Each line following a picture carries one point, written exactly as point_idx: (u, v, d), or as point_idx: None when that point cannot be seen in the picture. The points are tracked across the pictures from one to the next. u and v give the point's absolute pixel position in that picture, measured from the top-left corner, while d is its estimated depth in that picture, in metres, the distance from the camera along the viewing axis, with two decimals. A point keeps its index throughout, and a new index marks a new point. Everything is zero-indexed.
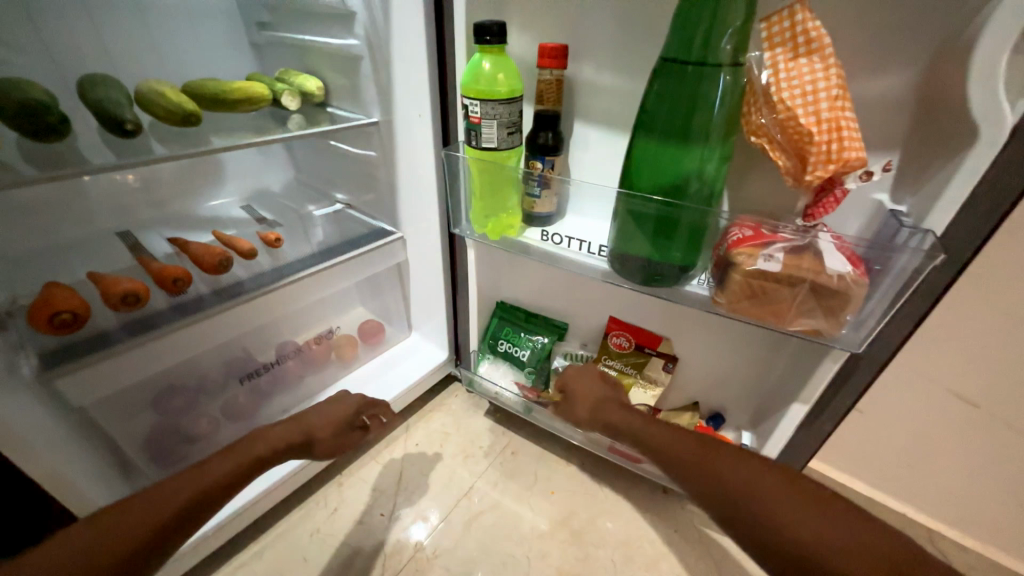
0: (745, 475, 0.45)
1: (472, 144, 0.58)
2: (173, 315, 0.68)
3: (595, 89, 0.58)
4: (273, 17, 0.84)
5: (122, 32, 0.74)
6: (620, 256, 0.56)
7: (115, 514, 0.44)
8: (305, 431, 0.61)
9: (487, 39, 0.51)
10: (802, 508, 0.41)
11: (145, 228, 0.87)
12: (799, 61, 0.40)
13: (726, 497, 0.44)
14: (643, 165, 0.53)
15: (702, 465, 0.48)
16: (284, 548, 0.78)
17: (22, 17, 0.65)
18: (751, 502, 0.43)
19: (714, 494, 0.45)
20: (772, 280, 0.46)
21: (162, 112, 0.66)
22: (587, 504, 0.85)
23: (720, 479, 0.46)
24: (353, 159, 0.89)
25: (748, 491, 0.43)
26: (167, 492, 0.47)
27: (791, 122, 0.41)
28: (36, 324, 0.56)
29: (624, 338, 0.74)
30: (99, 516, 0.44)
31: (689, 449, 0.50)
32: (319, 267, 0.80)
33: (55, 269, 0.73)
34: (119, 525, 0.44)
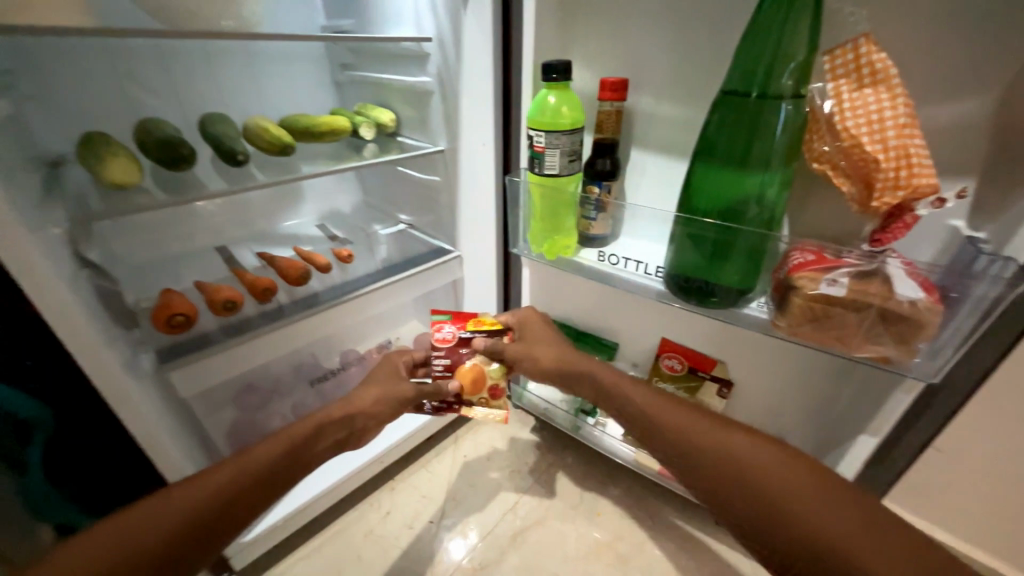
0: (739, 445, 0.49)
1: (534, 171, 0.62)
2: (261, 321, 0.77)
3: (653, 119, 0.61)
4: (355, 59, 0.94)
5: (233, 76, 0.87)
6: (676, 277, 0.57)
7: (193, 485, 0.49)
8: (350, 411, 0.63)
9: (554, 77, 0.56)
10: (793, 471, 0.47)
11: (237, 244, 0.98)
12: (865, 91, 0.41)
13: (727, 474, 0.48)
14: (701, 191, 0.55)
15: (703, 454, 0.50)
16: (340, 545, 0.83)
17: (160, 68, 0.78)
18: (748, 471, 0.47)
19: (708, 467, 0.49)
20: (836, 304, 0.46)
21: (264, 144, 0.76)
22: (634, 529, 0.84)
23: (713, 461, 0.49)
24: (417, 183, 0.97)
25: (745, 463, 0.48)
26: (223, 473, 0.50)
27: (856, 150, 0.42)
28: (157, 324, 0.66)
29: (676, 360, 0.74)
30: (166, 493, 0.48)
31: (678, 420, 0.53)
32: (385, 282, 0.86)
33: (166, 278, 0.84)
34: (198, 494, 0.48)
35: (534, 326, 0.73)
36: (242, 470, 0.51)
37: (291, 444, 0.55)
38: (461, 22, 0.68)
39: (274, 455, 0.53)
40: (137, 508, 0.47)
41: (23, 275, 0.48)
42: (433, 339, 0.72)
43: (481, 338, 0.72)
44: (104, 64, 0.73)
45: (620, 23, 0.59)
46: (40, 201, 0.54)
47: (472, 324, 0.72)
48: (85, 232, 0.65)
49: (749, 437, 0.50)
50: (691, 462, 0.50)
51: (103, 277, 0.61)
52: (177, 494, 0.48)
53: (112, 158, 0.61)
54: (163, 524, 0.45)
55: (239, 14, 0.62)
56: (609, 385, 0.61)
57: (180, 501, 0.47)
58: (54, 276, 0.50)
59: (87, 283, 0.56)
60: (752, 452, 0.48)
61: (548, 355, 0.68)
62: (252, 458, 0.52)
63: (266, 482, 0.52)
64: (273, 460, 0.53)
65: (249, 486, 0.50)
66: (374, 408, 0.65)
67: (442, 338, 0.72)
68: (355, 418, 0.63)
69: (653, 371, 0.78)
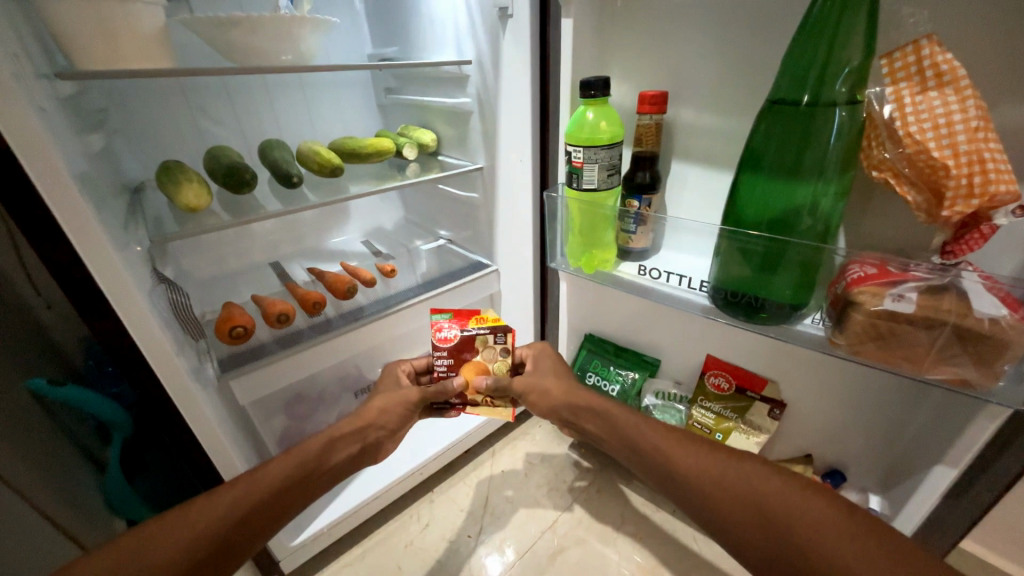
0: (742, 476, 0.47)
1: (572, 186, 0.62)
2: (311, 333, 0.81)
3: (694, 131, 0.60)
4: (399, 83, 0.99)
5: (289, 104, 0.93)
6: (722, 291, 0.55)
7: (227, 490, 0.50)
8: (361, 424, 0.65)
9: (592, 93, 0.56)
10: (802, 500, 0.43)
11: (289, 260, 1.04)
12: (929, 94, 0.39)
13: (751, 511, 0.44)
14: (748, 202, 0.53)
15: (721, 491, 0.46)
16: (381, 555, 0.84)
17: (227, 100, 0.86)
18: (751, 502, 0.45)
19: (727, 508, 0.45)
20: (904, 322, 0.43)
21: (317, 166, 0.81)
22: (680, 555, 0.80)
23: (733, 496, 0.46)
24: (456, 199, 1.00)
25: (745, 492, 0.45)
26: (242, 487, 0.51)
27: (921, 156, 0.39)
28: (220, 335, 0.71)
29: (723, 378, 0.71)
30: (188, 506, 0.48)
31: (676, 450, 0.51)
32: (425, 296, 0.89)
33: (227, 293, 0.91)
34: (229, 499, 0.50)
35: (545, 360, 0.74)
36: (262, 484, 0.52)
37: (307, 458, 0.57)
38: (500, 44, 0.70)
39: (291, 469, 0.55)
40: (155, 523, 0.47)
41: (111, 292, 0.53)
42: (434, 340, 0.72)
43: (483, 333, 0.72)
44: (180, 100, 0.81)
45: (659, 37, 0.59)
46: (125, 224, 0.60)
47: (474, 320, 0.73)
48: (161, 251, 0.71)
49: (754, 467, 0.47)
50: (693, 499, 0.48)
51: (176, 292, 0.66)
52: (198, 507, 0.48)
53: (186, 184, 0.67)
54: (183, 537, 0.46)
55: (298, 49, 0.67)
56: (614, 418, 0.59)
57: (201, 514, 0.48)
58: (136, 292, 0.55)
59: (163, 297, 0.62)
60: (757, 481, 0.46)
61: (557, 390, 0.67)
62: (270, 473, 0.53)
63: (283, 497, 0.53)
64: (289, 474, 0.54)
65: (268, 500, 0.52)
66: (380, 418, 0.67)
67: (443, 337, 0.72)
68: (366, 431, 0.65)
69: (698, 390, 0.75)
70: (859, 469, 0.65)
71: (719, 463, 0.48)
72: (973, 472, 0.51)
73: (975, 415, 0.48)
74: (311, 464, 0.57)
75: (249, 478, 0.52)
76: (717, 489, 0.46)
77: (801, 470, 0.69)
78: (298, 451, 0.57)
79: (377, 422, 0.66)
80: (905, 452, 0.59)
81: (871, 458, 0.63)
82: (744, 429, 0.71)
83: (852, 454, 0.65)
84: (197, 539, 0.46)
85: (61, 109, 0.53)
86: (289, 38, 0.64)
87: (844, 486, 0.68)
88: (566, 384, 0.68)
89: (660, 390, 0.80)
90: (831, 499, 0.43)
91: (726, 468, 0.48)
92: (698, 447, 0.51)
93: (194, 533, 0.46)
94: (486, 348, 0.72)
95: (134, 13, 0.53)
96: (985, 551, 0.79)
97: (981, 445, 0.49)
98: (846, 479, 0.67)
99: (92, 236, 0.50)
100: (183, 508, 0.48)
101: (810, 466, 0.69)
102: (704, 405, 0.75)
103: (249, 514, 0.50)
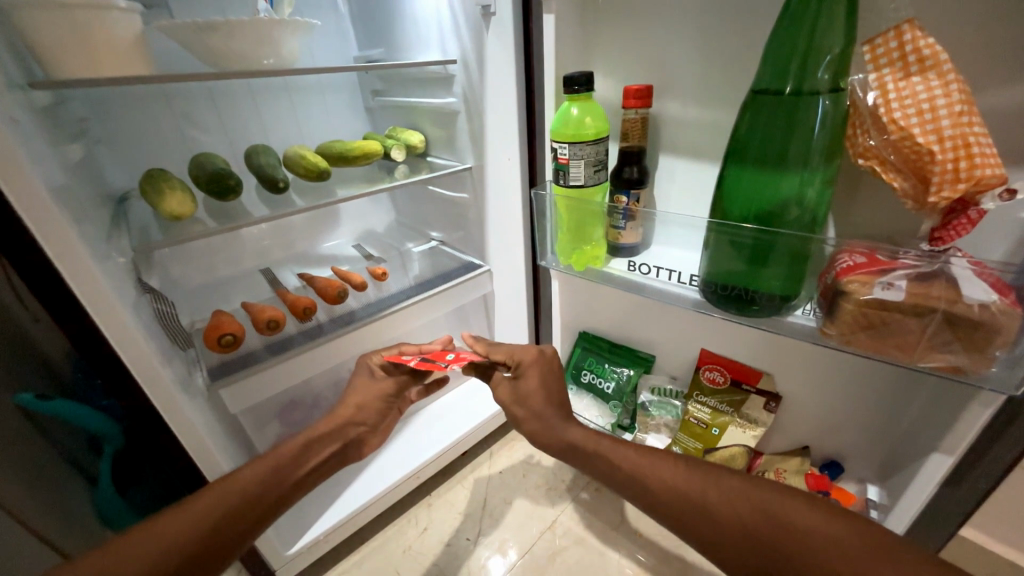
0: (717, 490, 0.47)
1: (560, 183, 0.61)
2: (302, 338, 0.80)
3: (681, 124, 0.59)
4: (386, 85, 0.98)
5: (276, 109, 0.93)
6: (713, 284, 0.55)
7: (205, 497, 0.50)
8: (341, 422, 0.69)
9: (576, 89, 0.56)
10: (780, 505, 0.44)
11: (280, 266, 1.03)
12: (912, 80, 0.38)
13: (735, 529, 0.44)
14: (735, 194, 0.52)
15: (701, 513, 0.46)
16: (379, 561, 0.83)
17: (212, 105, 0.85)
18: (731, 519, 0.45)
19: (712, 530, 0.45)
20: (892, 309, 0.42)
21: (303, 170, 0.80)
22: (680, 552, 0.79)
23: (716, 517, 0.45)
24: (447, 200, 0.99)
25: (725, 509, 0.45)
26: (215, 497, 0.50)
27: (906, 142, 0.39)
28: (209, 344, 0.70)
29: (718, 372, 0.70)
30: (150, 524, 0.46)
31: (650, 473, 0.51)
32: (417, 299, 0.88)
33: (218, 301, 0.90)
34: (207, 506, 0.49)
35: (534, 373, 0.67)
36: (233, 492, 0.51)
37: (280, 462, 0.57)
38: (484, 42, 0.70)
39: (265, 471, 0.55)
40: (126, 538, 0.45)
41: (91, 304, 0.52)
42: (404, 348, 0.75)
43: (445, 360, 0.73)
44: (164, 107, 0.80)
45: (643, 31, 0.58)
46: (107, 235, 0.59)
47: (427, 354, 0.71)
48: (147, 260, 0.70)
49: (729, 481, 0.47)
50: (679, 527, 0.47)
51: (162, 302, 0.65)
52: (172, 517, 0.47)
53: (169, 192, 0.66)
54: (160, 546, 0.45)
55: (279, 53, 0.66)
56: (580, 447, 0.57)
57: (177, 526, 0.47)
58: (119, 303, 0.54)
59: (148, 308, 0.61)
60: (734, 495, 0.46)
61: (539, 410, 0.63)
62: (248, 476, 0.54)
63: (262, 499, 0.53)
64: (259, 481, 0.54)
65: (240, 506, 0.51)
66: (359, 414, 0.71)
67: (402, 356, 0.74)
68: (345, 430, 0.69)
69: (694, 385, 0.74)
70: (857, 460, 0.65)
71: (700, 481, 0.48)
72: (971, 461, 0.50)
73: (970, 403, 0.48)
74: (285, 468, 0.57)
75: (224, 484, 0.52)
76: (699, 513, 0.46)
77: (799, 463, 0.69)
78: (272, 456, 0.58)
79: (355, 418, 0.71)
80: (902, 442, 0.59)
81: (867, 448, 0.63)
82: (741, 423, 0.71)
83: (850, 444, 0.64)
84: (163, 553, 0.45)
85: (37, 120, 0.52)
86: (269, 41, 0.63)
87: (843, 478, 0.68)
88: (553, 394, 0.65)
89: (656, 385, 0.80)
90: (805, 500, 0.44)
91: (705, 483, 0.48)
92: (669, 466, 0.51)
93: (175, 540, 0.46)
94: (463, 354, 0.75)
95: (109, 20, 0.52)
96: (987, 539, 0.79)
97: (977, 433, 0.49)
98: (844, 470, 0.67)
99: (69, 248, 0.49)
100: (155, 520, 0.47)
101: (807, 458, 0.69)
102: (700, 399, 0.74)
103: (219, 527, 0.49)
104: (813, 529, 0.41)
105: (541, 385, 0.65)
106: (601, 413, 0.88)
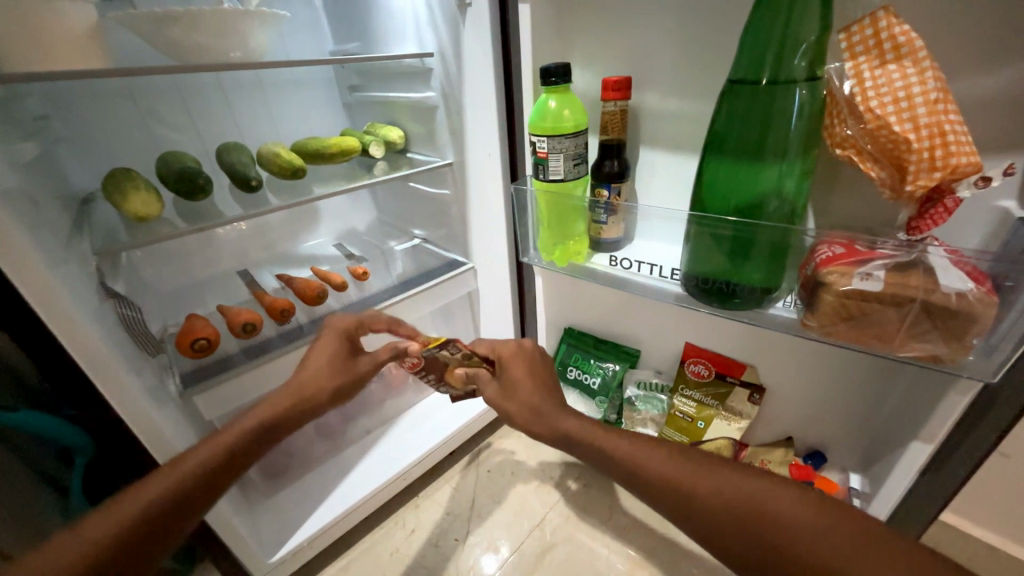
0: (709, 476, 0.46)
1: (539, 177, 0.60)
2: (280, 341, 0.78)
3: (660, 117, 0.59)
4: (363, 80, 0.96)
5: (249, 104, 0.90)
6: (695, 278, 0.54)
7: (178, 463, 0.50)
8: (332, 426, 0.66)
9: (553, 80, 0.54)
10: (772, 495, 0.43)
11: (258, 266, 1.00)
12: (888, 67, 0.38)
13: (724, 517, 0.43)
14: (714, 187, 0.52)
15: (691, 499, 0.45)
16: (366, 565, 0.82)
17: (180, 101, 0.82)
18: (721, 508, 0.44)
19: (701, 516, 0.44)
20: (872, 300, 0.42)
21: (277, 168, 0.78)
22: (669, 544, 0.79)
23: (705, 504, 0.44)
24: (429, 197, 0.97)
25: (714, 498, 0.44)
26: (189, 462, 0.50)
27: (883, 131, 0.39)
28: (182, 349, 0.68)
29: (702, 365, 0.70)
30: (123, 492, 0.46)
31: (642, 456, 0.50)
32: (399, 298, 0.86)
33: (193, 304, 0.88)
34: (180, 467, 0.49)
35: (519, 359, 0.69)
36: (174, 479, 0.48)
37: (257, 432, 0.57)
38: (461, 34, 0.68)
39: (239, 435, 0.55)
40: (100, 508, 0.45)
41: (42, 308, 0.49)
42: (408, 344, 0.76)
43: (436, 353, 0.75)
44: (128, 103, 0.77)
45: (621, 21, 0.57)
46: (67, 238, 0.57)
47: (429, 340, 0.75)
48: (113, 264, 0.67)
49: (722, 469, 0.47)
50: (668, 511, 0.47)
51: (127, 306, 0.63)
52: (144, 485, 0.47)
53: (134, 192, 0.63)
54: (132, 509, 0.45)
55: (246, 46, 0.64)
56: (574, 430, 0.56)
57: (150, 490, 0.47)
58: (76, 308, 0.52)
59: (110, 313, 0.58)
60: (725, 483, 0.45)
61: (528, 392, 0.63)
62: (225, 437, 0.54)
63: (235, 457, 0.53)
64: (234, 441, 0.54)
65: (210, 465, 0.51)
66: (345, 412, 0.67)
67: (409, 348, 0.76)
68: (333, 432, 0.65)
69: (679, 378, 0.74)
70: (839, 449, 0.66)
71: (691, 469, 0.47)
72: (949, 448, 0.51)
73: (947, 391, 0.48)
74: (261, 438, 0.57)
75: (199, 448, 0.52)
76: (688, 499, 0.45)
77: (783, 454, 0.69)
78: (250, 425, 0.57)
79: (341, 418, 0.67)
80: (882, 431, 0.59)
81: (849, 437, 0.64)
82: (725, 416, 0.71)
83: (832, 434, 0.65)
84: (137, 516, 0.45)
85: None
86: (235, 33, 0.61)
87: (826, 467, 0.69)
88: (543, 385, 0.64)
89: (642, 379, 0.79)
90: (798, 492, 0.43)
91: (698, 470, 0.47)
92: (663, 451, 0.50)
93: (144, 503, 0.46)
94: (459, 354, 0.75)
95: (59, 10, 0.50)
96: (965, 523, 0.81)
97: (954, 419, 0.49)
98: (827, 459, 0.68)
99: (20, 251, 0.47)
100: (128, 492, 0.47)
101: (791, 449, 0.69)
102: (685, 393, 0.74)
103: (189, 484, 0.49)
104: (802, 520, 0.41)
105: (528, 369, 0.67)
106: (587, 408, 0.88)
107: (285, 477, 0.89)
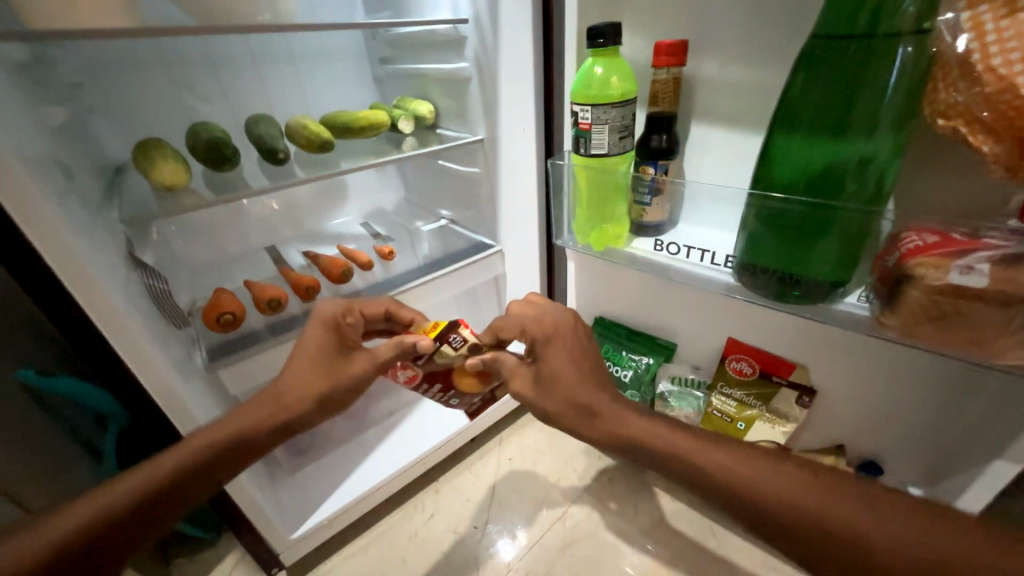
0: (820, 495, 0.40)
1: (579, 152, 0.55)
2: (305, 318, 0.76)
3: (718, 87, 0.53)
4: (394, 52, 0.92)
5: (279, 75, 0.87)
6: (750, 266, 0.49)
7: (149, 467, 0.49)
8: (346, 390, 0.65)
9: (601, 42, 0.49)
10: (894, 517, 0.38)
11: (286, 244, 0.99)
12: (1018, 17, 0.31)
13: (844, 544, 0.38)
14: (782, 163, 0.46)
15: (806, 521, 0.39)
16: (385, 546, 0.81)
17: (211, 71, 0.80)
18: (843, 534, 0.38)
19: (817, 541, 0.39)
20: (972, 299, 0.36)
21: (304, 141, 0.76)
22: (697, 548, 0.76)
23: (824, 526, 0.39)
24: (458, 175, 0.94)
25: (838, 523, 0.39)
26: (162, 466, 0.49)
27: (1004, 95, 0.32)
28: (208, 322, 0.68)
29: (746, 363, 0.65)
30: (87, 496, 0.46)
31: (735, 470, 0.43)
32: (425, 279, 0.84)
33: (221, 278, 0.87)
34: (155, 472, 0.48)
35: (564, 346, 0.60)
36: (148, 478, 0.48)
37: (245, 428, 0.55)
38: None
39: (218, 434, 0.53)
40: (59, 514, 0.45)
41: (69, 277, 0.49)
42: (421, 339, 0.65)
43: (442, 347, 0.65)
44: (159, 72, 0.76)
45: None
46: (95, 207, 0.56)
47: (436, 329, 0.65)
48: (143, 235, 0.67)
49: (827, 482, 0.41)
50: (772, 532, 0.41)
51: (156, 279, 0.62)
52: (107, 491, 0.47)
53: (161, 160, 0.62)
54: (92, 519, 0.45)
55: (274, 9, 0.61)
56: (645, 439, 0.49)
57: (113, 497, 0.46)
58: (101, 278, 0.51)
59: (137, 285, 0.57)
60: (840, 503, 0.39)
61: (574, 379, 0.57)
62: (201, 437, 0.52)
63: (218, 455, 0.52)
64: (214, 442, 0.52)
65: (187, 469, 0.50)
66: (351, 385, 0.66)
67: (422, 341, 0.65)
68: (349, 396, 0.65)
69: (718, 376, 0.69)
70: (898, 462, 0.60)
71: (800, 485, 0.41)
72: None
73: None
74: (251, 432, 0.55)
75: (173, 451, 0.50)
76: (800, 521, 0.40)
77: (833, 462, 0.64)
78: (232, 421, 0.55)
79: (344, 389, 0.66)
80: (954, 445, 0.53)
81: (912, 450, 0.58)
82: (769, 418, 0.66)
83: (892, 444, 0.59)
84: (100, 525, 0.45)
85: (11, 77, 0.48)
86: None
87: (881, 480, 0.63)
88: (588, 374, 0.57)
89: (677, 375, 0.75)
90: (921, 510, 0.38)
91: (805, 487, 0.41)
92: (761, 462, 0.44)
93: (107, 515, 0.45)
94: (461, 351, 0.65)
95: None
96: None
97: None
98: (884, 472, 0.62)
99: (45, 217, 0.46)
100: (94, 494, 0.47)
101: (842, 457, 0.63)
102: (724, 391, 0.69)
103: (162, 490, 0.48)
104: (936, 546, 0.36)
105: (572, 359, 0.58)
106: None
107: (307, 454, 0.89)
